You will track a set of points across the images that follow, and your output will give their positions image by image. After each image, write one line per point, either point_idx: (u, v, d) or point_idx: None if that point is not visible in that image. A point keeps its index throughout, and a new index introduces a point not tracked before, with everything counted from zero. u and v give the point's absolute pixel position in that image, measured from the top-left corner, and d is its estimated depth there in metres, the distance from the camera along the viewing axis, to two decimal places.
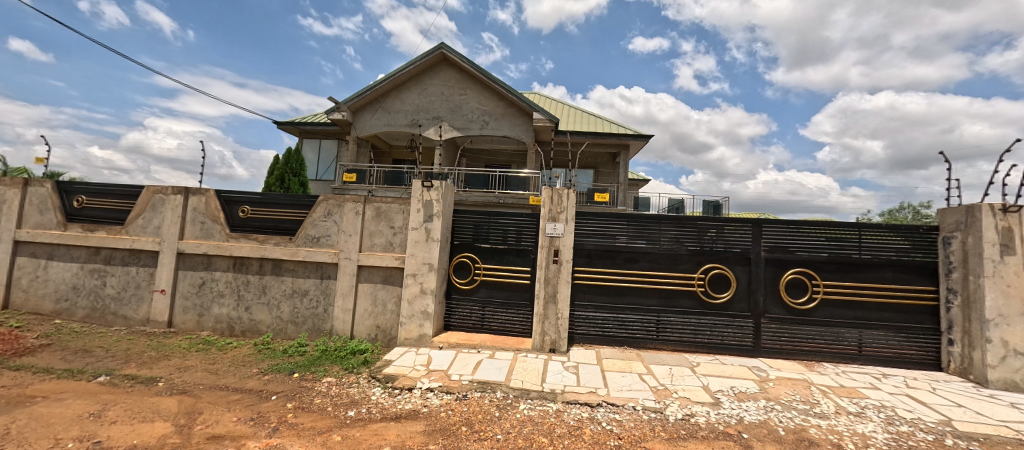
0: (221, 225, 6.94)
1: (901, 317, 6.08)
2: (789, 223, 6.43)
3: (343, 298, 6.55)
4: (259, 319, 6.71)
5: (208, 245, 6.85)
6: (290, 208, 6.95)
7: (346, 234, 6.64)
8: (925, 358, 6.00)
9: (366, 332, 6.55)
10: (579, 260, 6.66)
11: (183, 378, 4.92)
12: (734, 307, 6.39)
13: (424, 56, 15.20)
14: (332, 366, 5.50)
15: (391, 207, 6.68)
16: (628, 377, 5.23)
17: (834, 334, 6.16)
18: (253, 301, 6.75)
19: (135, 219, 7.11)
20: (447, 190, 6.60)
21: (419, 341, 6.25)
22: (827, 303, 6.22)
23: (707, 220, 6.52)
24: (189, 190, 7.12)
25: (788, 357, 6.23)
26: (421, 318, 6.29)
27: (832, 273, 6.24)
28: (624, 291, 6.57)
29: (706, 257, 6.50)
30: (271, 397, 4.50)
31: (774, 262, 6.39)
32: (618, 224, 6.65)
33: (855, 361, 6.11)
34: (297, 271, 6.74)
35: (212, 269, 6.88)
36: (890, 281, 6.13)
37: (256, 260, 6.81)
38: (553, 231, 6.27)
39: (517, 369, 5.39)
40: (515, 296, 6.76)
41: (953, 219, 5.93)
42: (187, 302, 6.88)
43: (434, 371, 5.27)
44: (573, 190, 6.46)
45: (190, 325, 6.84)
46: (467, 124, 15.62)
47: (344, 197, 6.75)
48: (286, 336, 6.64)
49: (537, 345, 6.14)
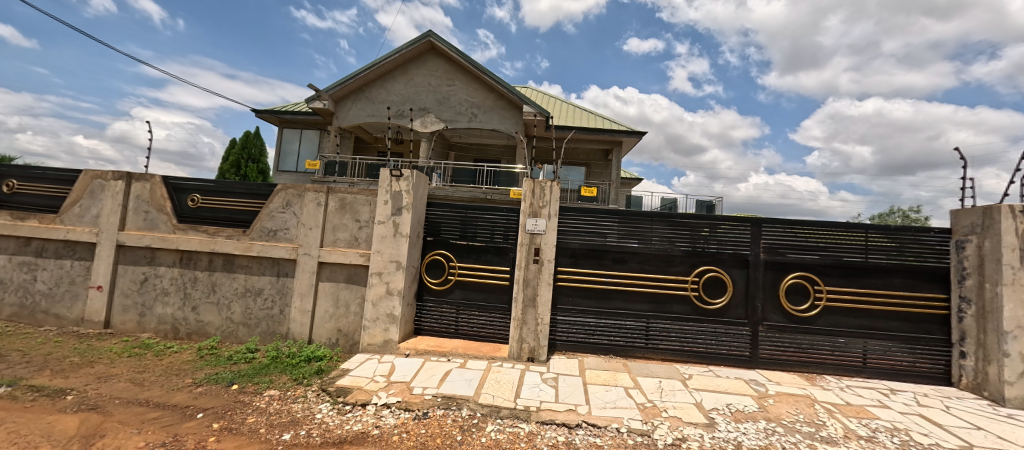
0: (167, 215, 6.24)
1: (908, 327, 5.61)
2: (791, 223, 5.90)
3: (301, 298, 5.91)
4: (207, 321, 6.03)
5: (152, 237, 6.15)
6: (245, 198, 6.30)
7: (307, 227, 6.00)
8: (935, 371, 5.52)
9: (326, 336, 5.90)
10: (564, 260, 6.09)
11: (99, 390, 4.27)
12: (730, 314, 5.86)
13: (411, 43, 14.51)
14: (280, 376, 4.86)
15: (357, 199, 6.06)
16: (613, 392, 4.66)
17: (837, 344, 5.66)
18: (201, 301, 6.07)
19: (71, 206, 6.39)
20: (419, 181, 5.98)
21: (383, 347, 5.63)
22: (830, 311, 5.72)
23: (702, 219, 5.99)
24: (133, 175, 6.42)
25: (787, 369, 5.71)
26: (387, 321, 5.67)
27: (837, 278, 5.74)
28: (612, 295, 6.02)
29: (701, 259, 5.96)
30: (196, 415, 3.88)
31: (774, 265, 5.86)
32: (606, 221, 6.09)
33: (860, 374, 5.61)
34: (251, 267, 6.07)
35: (157, 264, 6.20)
36: (899, 288, 5.64)
37: (205, 255, 6.14)
38: (534, 228, 5.69)
39: (489, 381, 4.79)
40: (492, 298, 6.18)
41: (968, 222, 5.43)
42: (128, 300, 6.18)
43: (394, 383, 4.65)
44: (557, 182, 5.87)
45: (129, 326, 6.14)
46: (455, 116, 14.98)
47: (305, 186, 6.11)
48: (236, 339, 5.97)
49: (514, 354, 5.55)
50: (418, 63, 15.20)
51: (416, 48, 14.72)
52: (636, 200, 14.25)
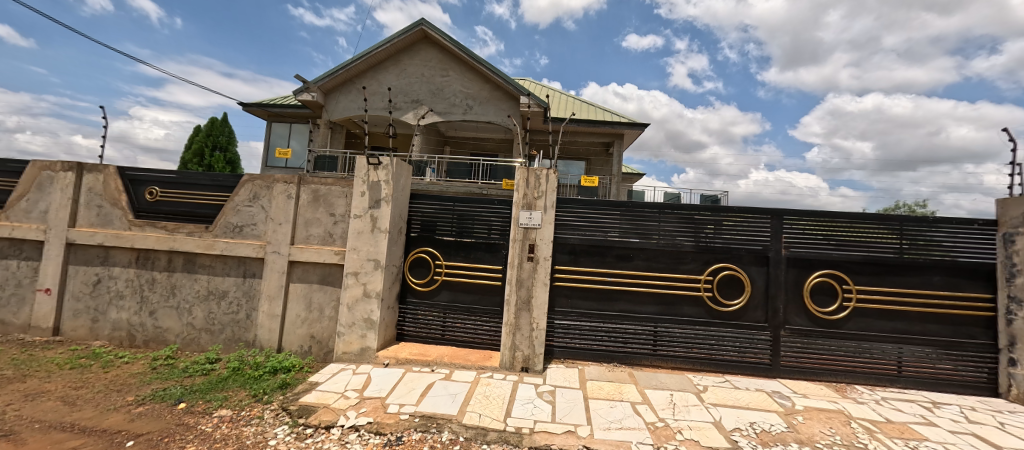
0: (122, 210, 5.63)
1: (948, 331, 5.00)
2: (815, 215, 5.28)
3: (269, 301, 5.31)
4: (165, 327, 5.43)
5: (105, 234, 5.55)
6: (209, 191, 5.70)
7: (276, 222, 5.39)
8: (979, 380, 4.93)
9: (297, 343, 5.30)
10: (562, 257, 5.49)
11: (20, 412, 3.68)
12: (748, 317, 5.25)
13: (402, 32, 13.87)
14: (238, 391, 4.24)
15: (331, 190, 5.44)
16: (619, 409, 4.06)
17: (868, 350, 5.05)
18: (159, 305, 5.47)
19: (17, 201, 5.78)
20: (400, 169, 5.36)
21: (360, 356, 5.03)
22: (859, 314, 5.11)
23: (715, 212, 5.38)
24: (85, 166, 5.80)
25: (813, 378, 5.11)
26: (364, 327, 5.07)
27: (867, 276, 5.13)
28: (614, 296, 5.41)
29: (714, 256, 5.35)
30: (125, 444, 3.29)
31: (797, 263, 5.25)
32: (609, 215, 5.48)
33: (894, 383, 5.01)
34: (214, 267, 5.46)
35: (111, 264, 5.59)
36: (937, 287, 5.04)
37: (164, 254, 5.53)
38: (529, 221, 5.07)
39: (476, 396, 4.19)
40: (482, 300, 5.57)
41: (1019, 212, 4.80)
42: (79, 304, 5.58)
43: (367, 400, 4.04)
44: (553, 170, 5.25)
45: (81, 332, 5.54)
46: (449, 109, 14.33)
47: (274, 176, 5.49)
48: (198, 347, 5.37)
49: (506, 363, 4.95)
50: (411, 53, 14.54)
51: (408, 37, 14.05)
52: (639, 194, 13.64)
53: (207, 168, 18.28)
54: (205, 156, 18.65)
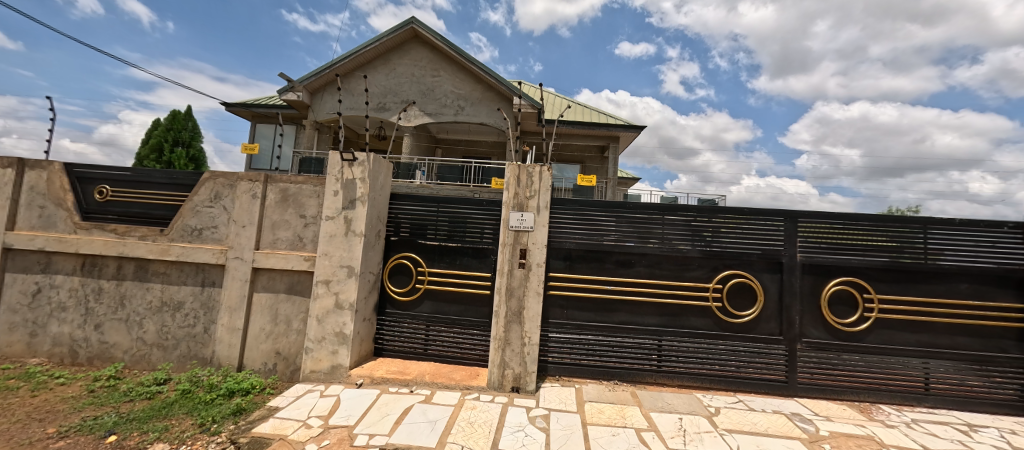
0: (67, 211, 5.05)
1: (978, 344, 4.56)
2: (832, 217, 4.84)
3: (230, 313, 4.75)
4: (112, 342, 4.84)
5: (47, 238, 4.96)
6: (166, 190, 5.14)
7: (239, 224, 4.84)
8: (1014, 398, 4.49)
9: (261, 360, 4.73)
10: (556, 263, 4.99)
11: None
12: (761, 329, 4.78)
13: (392, 31, 13.40)
14: (183, 419, 3.67)
15: (301, 189, 4.90)
16: (623, 438, 3.55)
17: (893, 365, 4.60)
18: (106, 318, 4.88)
19: None
20: (378, 166, 4.83)
21: (330, 375, 4.48)
22: (882, 326, 4.66)
23: (723, 214, 4.92)
24: (27, 162, 5.20)
25: (833, 397, 4.64)
26: (335, 342, 4.52)
27: (890, 284, 4.69)
28: (614, 307, 4.92)
29: (723, 262, 4.88)
30: None
31: (813, 269, 4.81)
32: (607, 217, 5.01)
33: (922, 403, 4.56)
34: (169, 275, 4.89)
35: (52, 272, 5.00)
36: (965, 296, 4.61)
37: (113, 260, 4.95)
38: (520, 224, 4.58)
39: (459, 424, 3.66)
40: (469, 311, 5.05)
41: None
42: (16, 317, 4.98)
43: (331, 430, 3.49)
44: (547, 167, 4.76)
45: (17, 349, 4.94)
46: (440, 109, 13.86)
47: (237, 174, 4.95)
48: (148, 365, 4.79)
49: (495, 383, 4.43)
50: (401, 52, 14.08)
51: (397, 36, 13.58)
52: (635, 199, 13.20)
53: (164, 163, 17.70)
54: (163, 152, 17.97)
